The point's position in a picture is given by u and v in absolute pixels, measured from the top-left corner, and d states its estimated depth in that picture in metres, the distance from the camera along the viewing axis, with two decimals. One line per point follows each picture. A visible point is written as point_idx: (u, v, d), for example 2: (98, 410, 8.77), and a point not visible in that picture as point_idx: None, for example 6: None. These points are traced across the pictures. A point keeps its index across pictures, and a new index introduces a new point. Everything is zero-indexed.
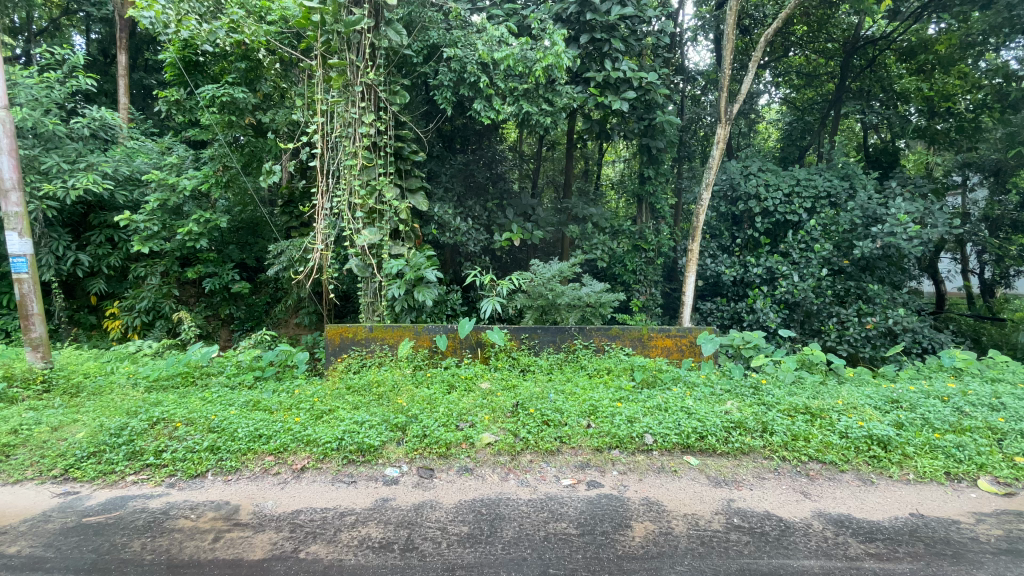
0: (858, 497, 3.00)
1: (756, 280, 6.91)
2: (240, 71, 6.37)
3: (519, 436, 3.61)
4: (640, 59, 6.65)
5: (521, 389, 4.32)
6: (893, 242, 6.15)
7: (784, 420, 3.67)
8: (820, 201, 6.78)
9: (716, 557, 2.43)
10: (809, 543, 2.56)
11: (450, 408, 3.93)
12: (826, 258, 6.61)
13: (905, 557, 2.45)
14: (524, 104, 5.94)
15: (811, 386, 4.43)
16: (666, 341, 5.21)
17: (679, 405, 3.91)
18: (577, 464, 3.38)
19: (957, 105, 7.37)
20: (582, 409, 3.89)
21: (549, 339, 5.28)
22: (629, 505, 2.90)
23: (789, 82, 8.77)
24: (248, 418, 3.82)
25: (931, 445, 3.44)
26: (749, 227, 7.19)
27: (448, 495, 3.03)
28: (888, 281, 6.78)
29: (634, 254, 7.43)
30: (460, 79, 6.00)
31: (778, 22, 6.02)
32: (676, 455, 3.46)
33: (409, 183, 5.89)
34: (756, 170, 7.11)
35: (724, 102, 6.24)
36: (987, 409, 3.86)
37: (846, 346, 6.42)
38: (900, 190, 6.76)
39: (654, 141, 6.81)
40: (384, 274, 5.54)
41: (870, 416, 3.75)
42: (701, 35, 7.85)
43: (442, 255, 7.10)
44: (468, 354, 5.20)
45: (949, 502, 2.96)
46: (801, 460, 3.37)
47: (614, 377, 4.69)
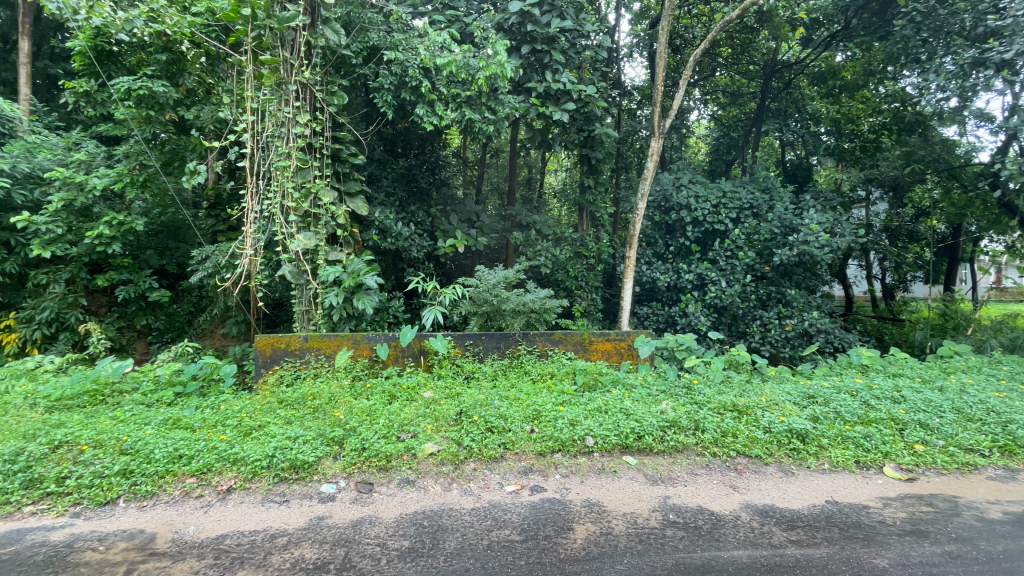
0: (780, 488, 3.20)
1: (687, 285, 7.28)
2: (161, 63, 5.95)
3: (463, 445, 3.56)
4: (580, 71, 6.82)
5: (465, 396, 4.27)
6: (807, 250, 6.70)
7: (714, 418, 3.89)
8: (743, 212, 7.26)
9: (654, 554, 2.51)
10: (737, 534, 2.70)
11: (391, 419, 3.82)
12: (749, 265, 7.12)
13: (822, 542, 2.64)
14: (467, 111, 5.87)
15: (738, 385, 4.71)
16: (605, 345, 5.36)
17: (618, 406, 4.04)
18: (521, 469, 3.38)
19: (860, 127, 8.07)
20: (526, 414, 3.90)
21: (493, 345, 5.28)
22: (571, 508, 2.93)
23: (716, 100, 9.14)
24: (166, 437, 3.51)
25: (843, 436, 3.75)
26: (681, 236, 7.56)
27: (388, 510, 2.92)
28: (804, 286, 7.33)
29: (576, 261, 7.51)
30: (401, 84, 5.91)
31: (705, 44, 6.33)
32: (617, 456, 3.55)
33: (348, 187, 5.73)
34: (686, 182, 7.51)
35: (658, 117, 6.52)
36: (890, 402, 4.26)
37: (768, 347, 6.90)
38: (813, 203, 7.36)
39: (593, 153, 7.05)
40: (320, 282, 5.33)
41: (790, 411, 4.04)
42: (636, 51, 8.18)
43: (383, 261, 6.90)
44: (410, 363, 5.10)
45: (860, 488, 3.24)
46: (730, 455, 3.57)
47: (557, 381, 4.74)
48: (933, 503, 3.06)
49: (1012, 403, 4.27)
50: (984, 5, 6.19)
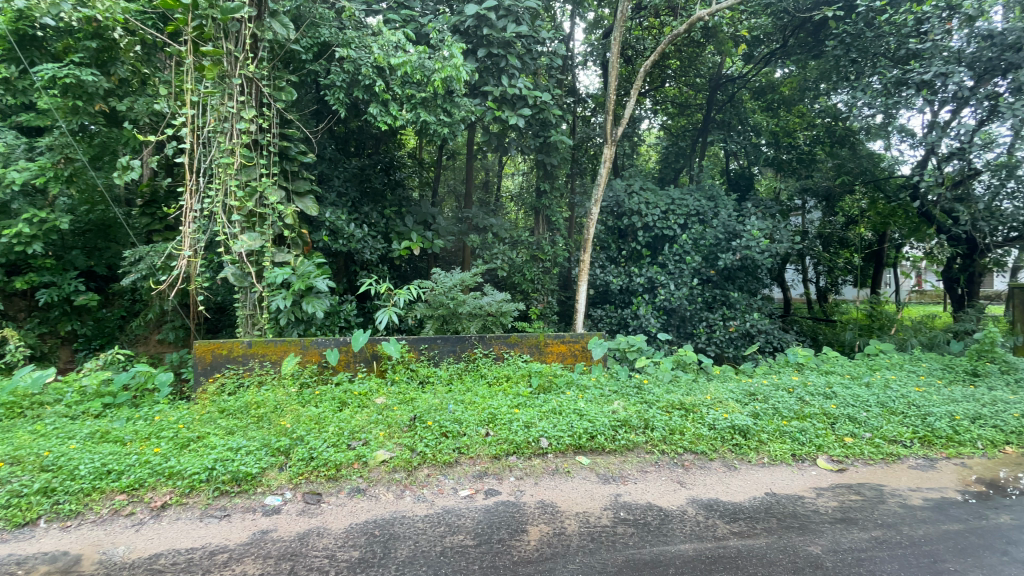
0: (724, 482, 3.35)
1: (639, 288, 7.46)
2: (90, 50, 5.53)
3: (416, 451, 3.51)
4: (536, 77, 6.90)
5: (419, 401, 4.20)
6: (749, 255, 7.08)
7: (662, 416, 4.02)
8: (691, 218, 7.54)
9: (605, 551, 2.56)
10: (684, 528, 2.79)
11: (341, 426, 3.71)
12: (696, 269, 7.41)
13: (761, 533, 2.77)
14: (422, 113, 5.78)
15: (686, 384, 4.90)
16: (560, 347, 5.44)
17: (572, 408, 4.10)
18: (475, 474, 3.36)
19: (797, 139, 8.83)
20: (481, 417, 3.89)
21: (448, 349, 5.23)
22: (525, 510, 2.95)
23: (665, 111, 9.42)
24: (94, 452, 3.27)
25: (781, 431, 3.97)
26: (633, 240, 7.76)
27: (337, 520, 2.83)
28: (746, 289, 7.71)
29: (532, 264, 7.54)
30: (353, 82, 5.77)
31: (655, 56, 6.56)
32: (570, 456, 3.61)
33: (296, 186, 5.54)
34: (637, 189, 7.74)
35: (611, 125, 6.67)
36: (823, 398, 4.55)
37: (713, 347, 7.23)
38: (754, 211, 7.77)
39: (548, 158, 7.16)
40: (266, 284, 5.14)
41: (733, 408, 4.24)
42: (590, 60, 8.36)
43: (335, 263, 6.73)
44: (361, 368, 4.99)
45: (796, 480, 3.43)
46: (677, 452, 3.70)
47: (513, 384, 4.75)
48: (861, 492, 3.29)
49: (928, 397, 4.65)
50: (907, 30, 6.65)
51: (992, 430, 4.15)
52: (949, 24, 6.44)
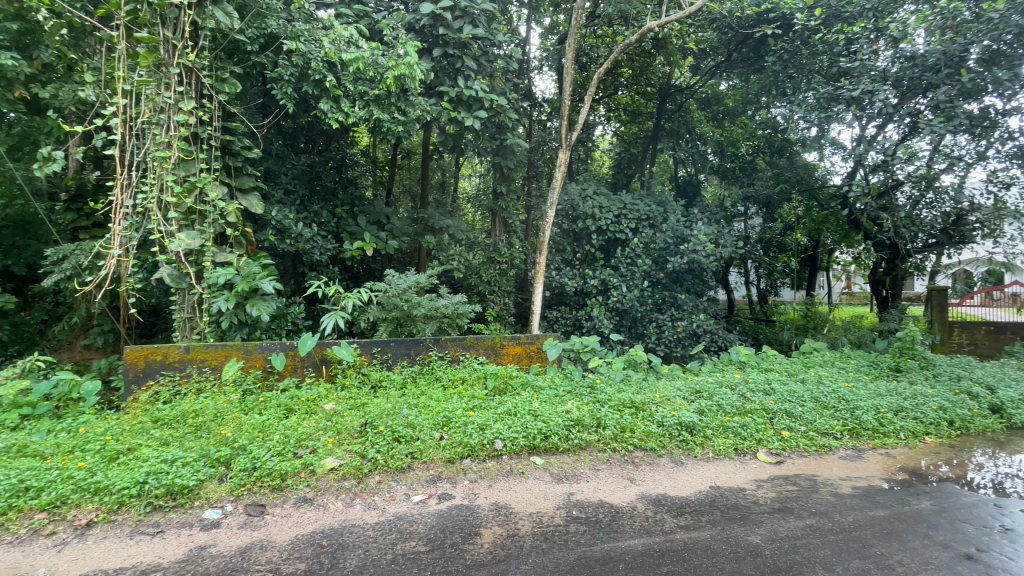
0: (672, 477, 3.47)
1: (593, 290, 7.60)
2: (10, 32, 5.04)
3: (367, 457, 3.42)
4: (492, 80, 6.91)
5: (371, 406, 4.10)
6: (696, 259, 7.40)
7: (614, 415, 4.12)
8: (642, 222, 7.79)
9: (557, 550, 2.58)
10: (634, 524, 2.86)
11: (287, 434, 3.57)
12: (647, 272, 7.65)
13: (706, 525, 2.89)
14: (375, 110, 5.66)
15: (636, 382, 5.05)
16: (516, 348, 5.46)
17: (527, 409, 4.13)
18: (428, 478, 3.32)
19: (739, 149, 9.38)
20: (435, 421, 3.84)
21: (402, 352, 5.14)
22: (478, 513, 2.93)
23: (618, 118, 9.78)
24: (7, 468, 2.99)
25: (725, 426, 4.16)
26: (587, 243, 7.90)
27: (281, 532, 2.72)
28: (693, 291, 8.05)
29: (489, 266, 7.53)
30: (303, 77, 5.59)
31: (608, 64, 6.71)
32: (524, 457, 3.63)
33: (239, 182, 5.28)
34: (591, 193, 7.88)
35: (566, 129, 6.78)
36: (763, 394, 4.81)
37: (662, 347, 7.49)
38: (700, 216, 8.12)
39: (505, 161, 7.19)
40: (206, 286, 4.90)
41: (680, 405, 4.40)
42: (546, 65, 8.48)
43: (282, 263, 6.50)
44: (310, 373, 4.82)
45: (738, 473, 3.61)
46: (628, 449, 3.80)
47: (468, 387, 4.73)
48: (796, 482, 3.49)
49: (856, 392, 5.00)
50: (838, 49, 7.15)
51: (912, 422, 4.50)
52: (876, 45, 6.98)
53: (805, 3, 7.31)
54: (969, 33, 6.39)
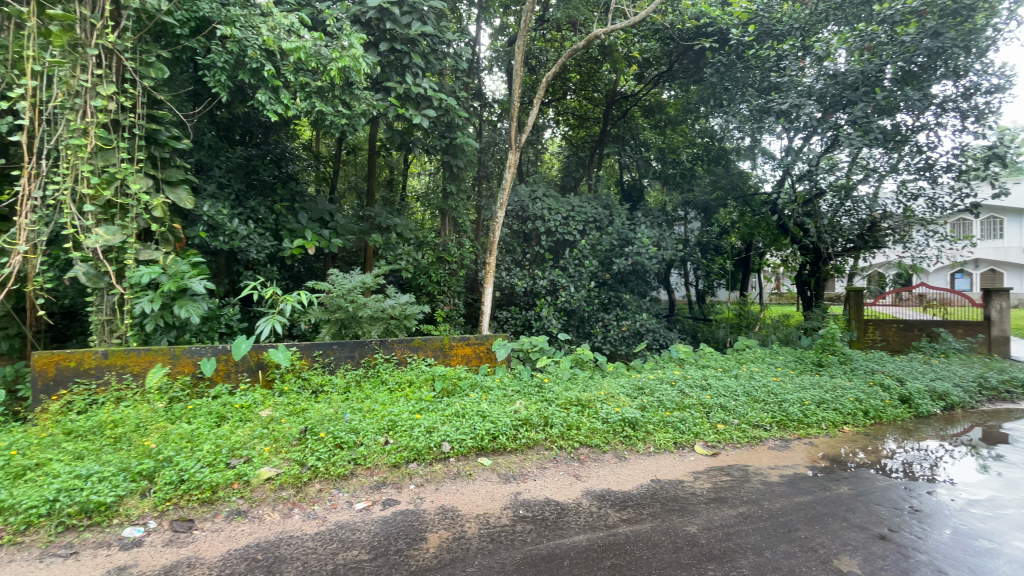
0: (615, 472, 3.58)
1: (542, 290, 7.66)
2: None
3: (307, 465, 3.29)
4: (441, 78, 6.84)
5: (311, 412, 3.95)
6: (639, 261, 7.69)
7: (561, 413, 4.20)
8: (589, 224, 7.98)
9: (504, 551, 2.58)
10: (579, 520, 2.92)
11: (218, 443, 3.36)
12: (593, 273, 7.83)
13: (647, 517, 2.99)
14: (317, 102, 5.44)
15: (582, 381, 5.17)
16: (465, 349, 5.44)
17: (475, 409, 4.12)
18: (372, 485, 3.23)
19: (680, 155, 9.79)
20: (379, 425, 3.74)
21: (345, 355, 4.98)
22: (424, 518, 2.89)
23: (566, 121, 9.93)
24: None
25: (665, 421, 4.34)
26: (536, 244, 7.98)
27: (212, 548, 2.56)
28: (636, 291, 8.36)
29: (438, 266, 7.43)
30: (238, 65, 5.29)
31: (556, 68, 6.80)
32: (472, 459, 3.63)
33: (167, 175, 4.97)
34: (541, 195, 7.94)
35: (515, 131, 6.82)
36: (700, 389, 5.06)
37: (608, 345, 7.71)
38: (644, 220, 8.43)
39: (454, 160, 7.10)
40: (127, 286, 4.54)
41: (623, 402, 4.55)
42: (496, 66, 8.50)
43: (215, 262, 6.14)
44: (244, 378, 4.58)
45: (677, 466, 3.77)
46: (574, 446, 3.88)
47: (415, 389, 4.64)
48: (730, 473, 3.69)
49: (783, 385, 5.36)
50: (769, 65, 7.70)
51: (832, 412, 4.89)
52: (803, 62, 7.55)
53: (740, 20, 7.74)
54: (883, 55, 6.97)
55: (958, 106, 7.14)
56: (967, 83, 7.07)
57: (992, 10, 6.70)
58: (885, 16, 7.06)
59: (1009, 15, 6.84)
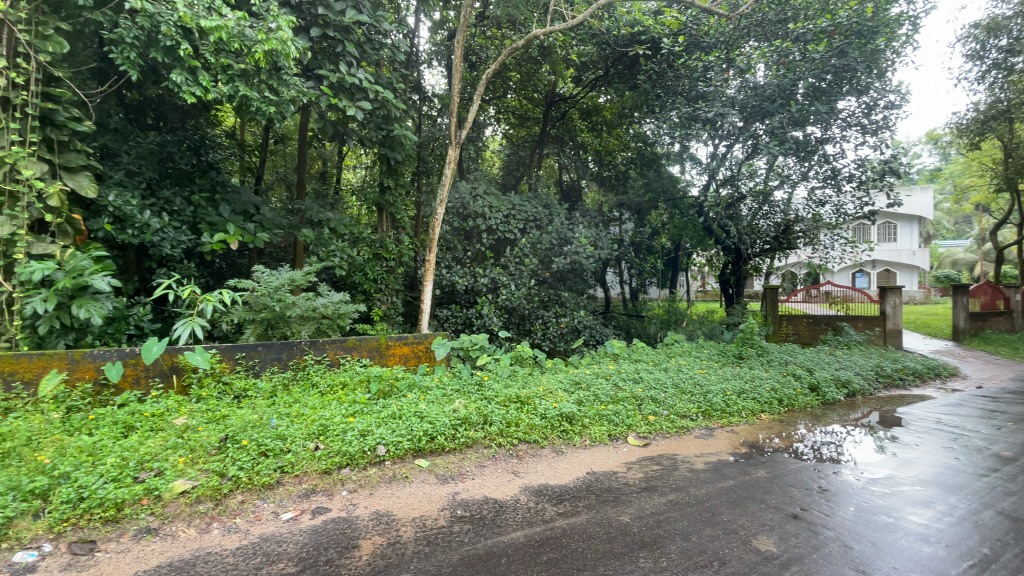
0: (552, 467, 3.64)
1: (483, 288, 7.60)
2: None
3: (227, 475, 3.06)
4: (378, 69, 6.62)
5: (233, 419, 3.69)
6: (577, 259, 7.89)
7: (500, 410, 4.21)
8: (529, 223, 8.07)
9: (441, 553, 2.54)
10: (517, 517, 2.94)
11: (125, 456, 3.06)
12: (534, 271, 7.91)
13: (582, 510, 3.06)
14: (241, 86, 5.07)
15: (522, 377, 5.23)
16: (402, 349, 5.32)
17: (412, 411, 4.03)
18: (301, 493, 3.07)
19: (616, 158, 10.13)
20: (309, 431, 3.57)
21: (272, 357, 4.71)
22: (357, 524, 2.78)
23: (507, 120, 9.99)
24: None
25: (601, 415, 4.49)
26: (477, 242, 7.94)
27: (117, 571, 2.31)
28: (575, 289, 8.57)
29: (375, 263, 7.14)
30: (149, 42, 4.83)
31: (496, 65, 6.78)
32: (409, 461, 3.54)
33: (65, 160, 4.46)
34: (482, 192, 7.91)
35: (455, 127, 6.73)
36: (633, 382, 5.27)
37: (548, 342, 7.82)
38: (582, 220, 8.64)
39: (392, 153, 6.87)
40: (15, 283, 4.04)
41: (561, 397, 4.65)
42: (435, 60, 8.37)
43: (123, 257, 5.60)
44: (156, 384, 4.20)
45: (611, 457, 3.90)
46: (512, 443, 3.90)
47: (349, 392, 4.47)
48: (660, 462, 3.87)
49: (708, 377, 5.71)
50: (696, 75, 8.15)
51: (751, 401, 5.26)
52: (727, 74, 8.03)
53: (671, 30, 8.10)
54: (797, 70, 7.56)
55: (859, 121, 7.91)
56: (868, 100, 7.83)
57: (891, 34, 7.44)
58: (799, 35, 7.62)
59: (904, 40, 7.64)
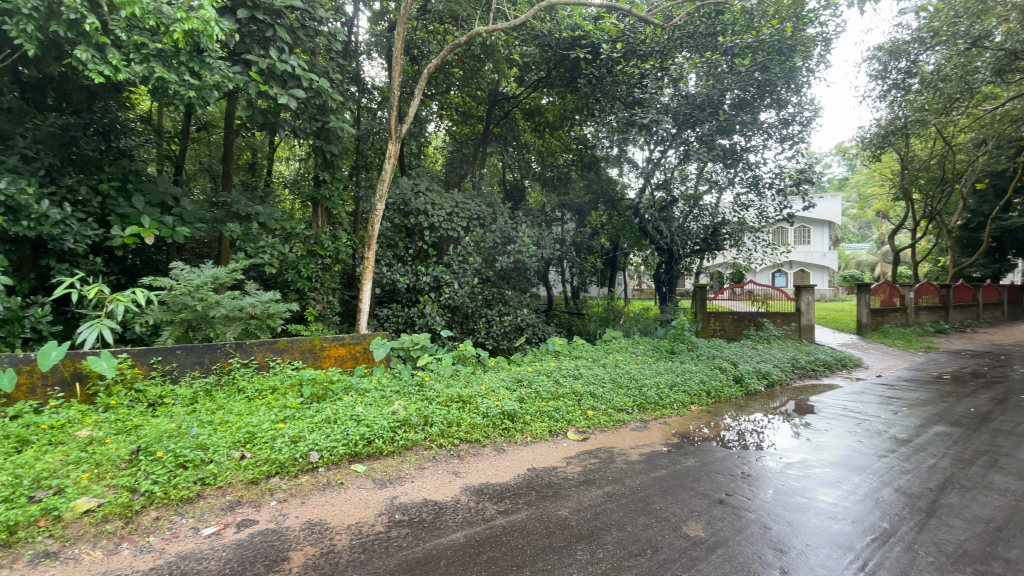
0: (493, 465, 3.65)
1: (425, 287, 7.47)
2: None
3: (140, 491, 2.81)
4: (313, 57, 6.33)
5: (148, 429, 3.40)
6: (521, 259, 7.96)
7: (441, 411, 4.17)
8: (472, 222, 8.01)
9: (377, 559, 2.47)
10: (457, 517, 2.91)
11: (16, 474, 2.74)
12: (477, 269, 7.88)
13: (522, 507, 3.09)
14: (157, 68, 4.65)
15: (465, 377, 5.20)
16: (339, 350, 5.12)
17: (349, 414, 3.89)
18: (224, 506, 2.88)
19: (558, 159, 10.32)
20: (234, 439, 3.36)
21: (193, 361, 4.39)
22: (287, 536, 2.64)
23: (450, 117, 9.96)
24: None
25: (542, 411, 4.56)
26: (419, 239, 7.80)
27: None
28: (518, 287, 8.63)
29: (310, 260, 6.80)
30: (50, 14, 4.35)
31: (438, 61, 6.68)
32: (344, 466, 3.41)
33: None
34: (424, 188, 7.78)
35: (395, 121, 6.55)
36: (574, 378, 5.40)
37: (491, 340, 7.84)
38: (525, 219, 8.72)
39: (328, 146, 6.58)
40: None
41: (503, 395, 4.67)
42: (375, 52, 8.13)
43: (16, 252, 5.01)
44: (56, 394, 3.80)
45: (551, 453, 3.96)
46: (454, 443, 3.87)
47: (279, 396, 4.24)
48: (598, 455, 3.98)
49: (643, 371, 5.96)
50: (633, 81, 8.44)
51: (682, 394, 5.54)
52: (661, 82, 8.42)
53: (610, 35, 8.33)
54: (725, 82, 8.04)
55: (779, 132, 8.53)
56: (787, 113, 8.48)
57: (807, 53, 8.09)
58: (727, 48, 8.08)
59: (818, 59, 8.33)
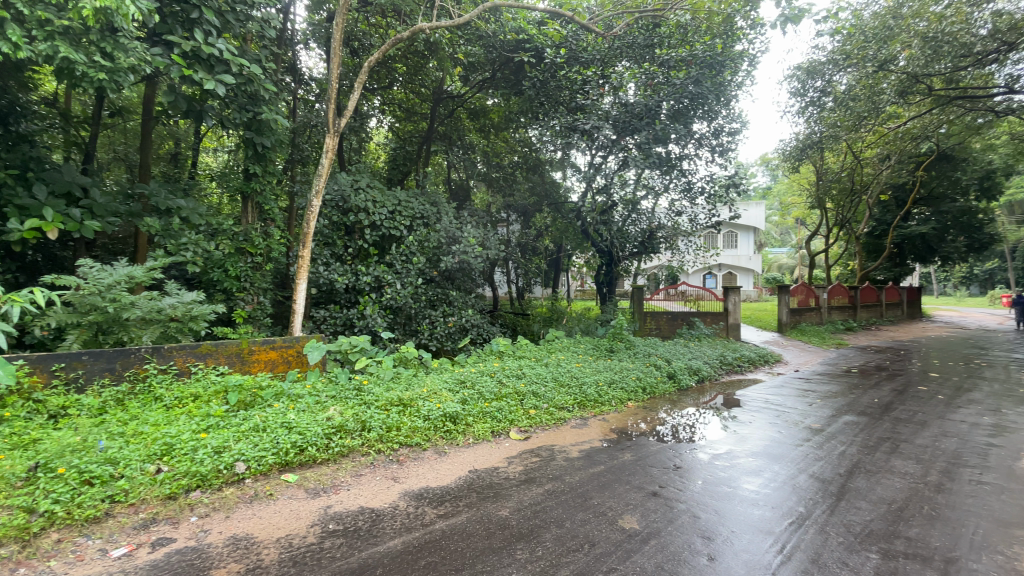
0: (433, 469, 3.60)
1: (365, 288, 7.24)
2: None
3: (37, 512, 2.54)
4: (243, 44, 5.97)
5: (46, 443, 3.07)
6: (466, 259, 7.93)
7: (380, 415, 4.06)
8: (416, 221, 7.84)
9: (308, 572, 2.37)
10: (395, 524, 2.85)
11: None
12: (421, 269, 7.76)
13: (463, 509, 3.07)
14: (62, 45, 4.20)
15: (405, 379, 5.09)
16: (269, 353, 4.87)
17: (279, 422, 3.70)
18: (137, 524, 2.66)
19: (502, 160, 10.37)
20: (150, 452, 3.11)
21: (103, 367, 4.02)
22: (209, 553, 2.47)
23: (393, 113, 9.76)
24: None
25: (484, 412, 4.56)
26: (360, 238, 7.55)
27: None
28: (462, 288, 8.56)
29: (239, 258, 6.39)
30: None
31: (378, 55, 6.48)
32: (273, 477, 3.25)
33: None
34: (364, 185, 7.55)
35: (334, 115, 6.30)
36: (516, 378, 5.45)
37: (435, 341, 7.74)
38: (470, 220, 8.69)
39: (259, 138, 6.22)
40: None
41: (445, 397, 4.62)
42: (313, 42, 7.81)
43: None
44: None
45: (492, 453, 3.97)
46: (392, 448, 3.79)
47: (201, 405, 3.96)
48: (539, 453, 4.04)
49: (583, 370, 6.11)
50: (576, 87, 8.52)
51: (620, 391, 5.73)
52: (602, 89, 8.55)
53: (554, 40, 8.44)
54: (661, 92, 8.39)
55: (710, 142, 9.03)
56: (717, 125, 9.01)
57: (735, 68, 8.64)
58: (664, 60, 8.46)
59: (745, 75, 8.91)
